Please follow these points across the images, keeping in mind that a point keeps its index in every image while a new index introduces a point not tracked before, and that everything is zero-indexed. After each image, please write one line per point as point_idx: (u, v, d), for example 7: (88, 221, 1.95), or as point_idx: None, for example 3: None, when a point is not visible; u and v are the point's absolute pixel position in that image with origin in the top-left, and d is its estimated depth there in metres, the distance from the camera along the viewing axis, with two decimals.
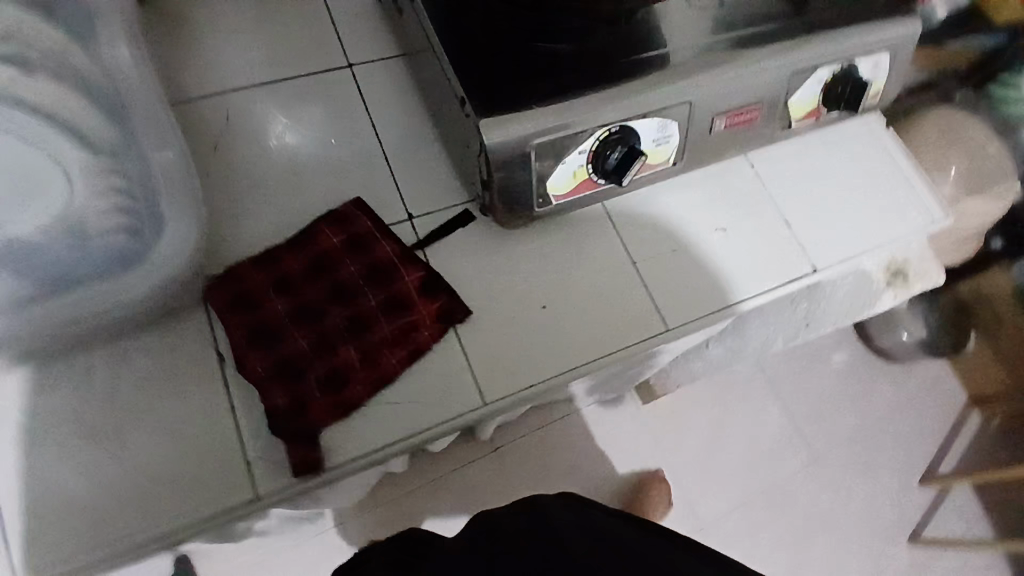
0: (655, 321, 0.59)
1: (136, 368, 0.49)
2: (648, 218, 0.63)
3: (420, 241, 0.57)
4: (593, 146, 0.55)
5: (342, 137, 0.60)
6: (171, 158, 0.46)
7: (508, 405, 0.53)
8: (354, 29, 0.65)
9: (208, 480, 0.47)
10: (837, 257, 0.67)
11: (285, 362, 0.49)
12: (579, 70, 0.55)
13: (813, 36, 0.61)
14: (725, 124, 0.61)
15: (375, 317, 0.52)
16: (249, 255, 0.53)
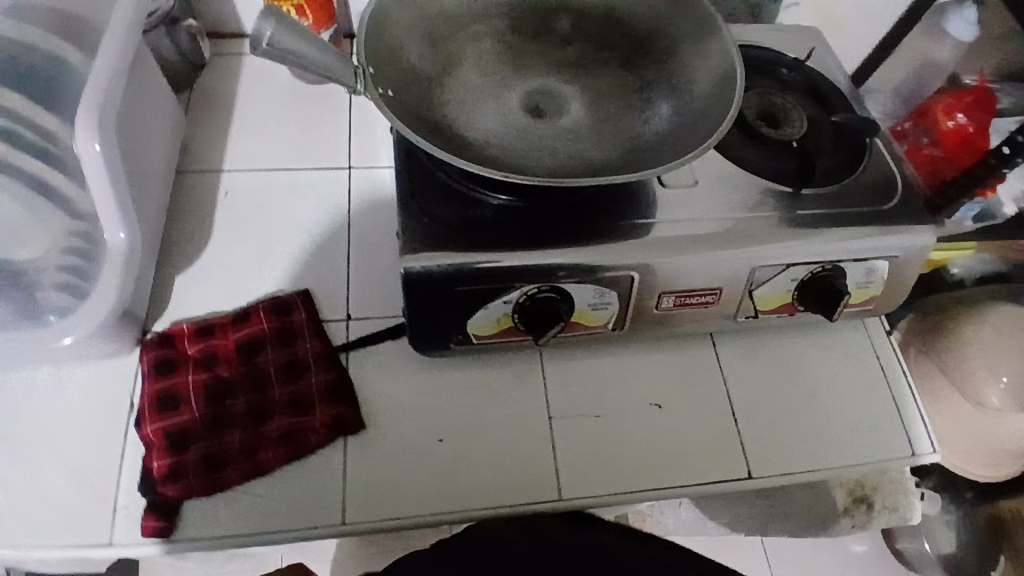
0: (550, 485, 0.57)
1: (58, 397, 0.55)
2: (580, 374, 0.63)
3: (348, 343, 0.60)
4: (519, 298, 0.56)
5: (316, 231, 0.66)
6: (120, 238, 0.50)
7: (369, 530, 0.54)
8: (366, 136, 0.72)
9: (67, 517, 0.50)
10: (779, 466, 0.62)
11: (174, 431, 0.53)
12: (533, 225, 0.56)
13: (787, 237, 0.60)
14: (675, 303, 0.60)
15: (273, 408, 0.55)
16: (191, 321, 0.59)
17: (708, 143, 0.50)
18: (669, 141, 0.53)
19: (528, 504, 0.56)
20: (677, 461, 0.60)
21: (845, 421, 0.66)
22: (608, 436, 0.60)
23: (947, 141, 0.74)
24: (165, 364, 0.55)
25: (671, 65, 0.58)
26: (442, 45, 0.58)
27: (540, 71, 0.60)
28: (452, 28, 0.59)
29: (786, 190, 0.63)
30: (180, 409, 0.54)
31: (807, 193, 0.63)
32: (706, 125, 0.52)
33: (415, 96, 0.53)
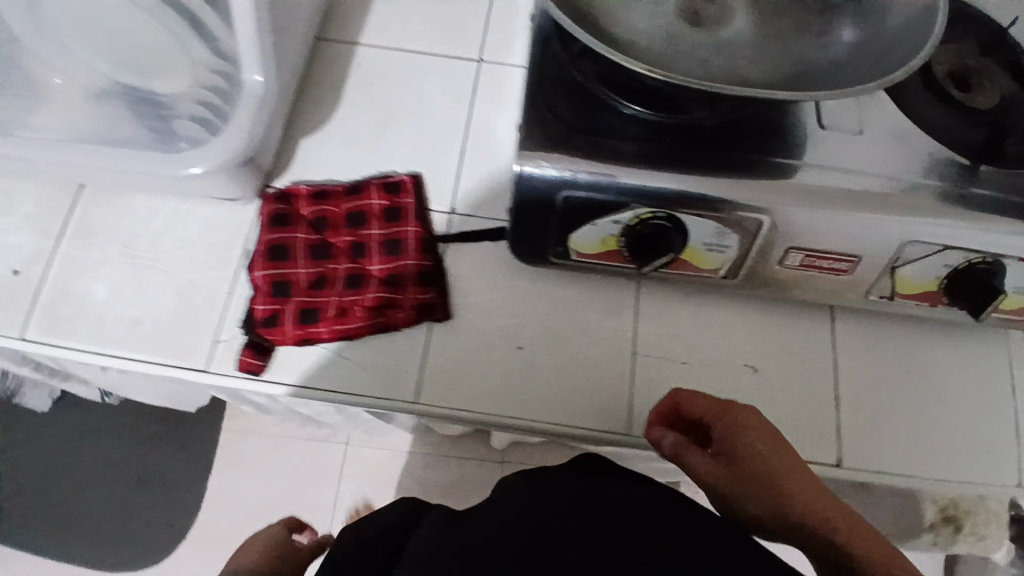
0: (620, 417, 0.56)
1: (187, 230, 0.60)
2: (676, 314, 0.59)
3: (447, 234, 0.60)
4: (630, 222, 0.52)
5: (433, 119, 0.65)
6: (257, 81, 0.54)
7: (436, 414, 0.55)
8: (501, 31, 0.69)
9: (181, 337, 0.56)
10: (870, 463, 0.57)
11: (279, 280, 0.55)
12: (663, 141, 0.52)
13: (954, 209, 0.51)
14: (803, 262, 0.54)
15: (369, 280, 0.56)
16: (308, 183, 0.60)
17: (892, 76, 0.44)
18: (839, 71, 0.47)
19: (595, 431, 0.55)
20: None
21: (958, 434, 0.58)
22: (691, 385, 0.57)
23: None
24: (279, 218, 0.58)
25: None
26: None
27: None
28: None
29: (964, 159, 0.54)
30: (287, 261, 0.56)
31: (990, 168, 0.54)
32: (887, 61, 0.46)
33: None
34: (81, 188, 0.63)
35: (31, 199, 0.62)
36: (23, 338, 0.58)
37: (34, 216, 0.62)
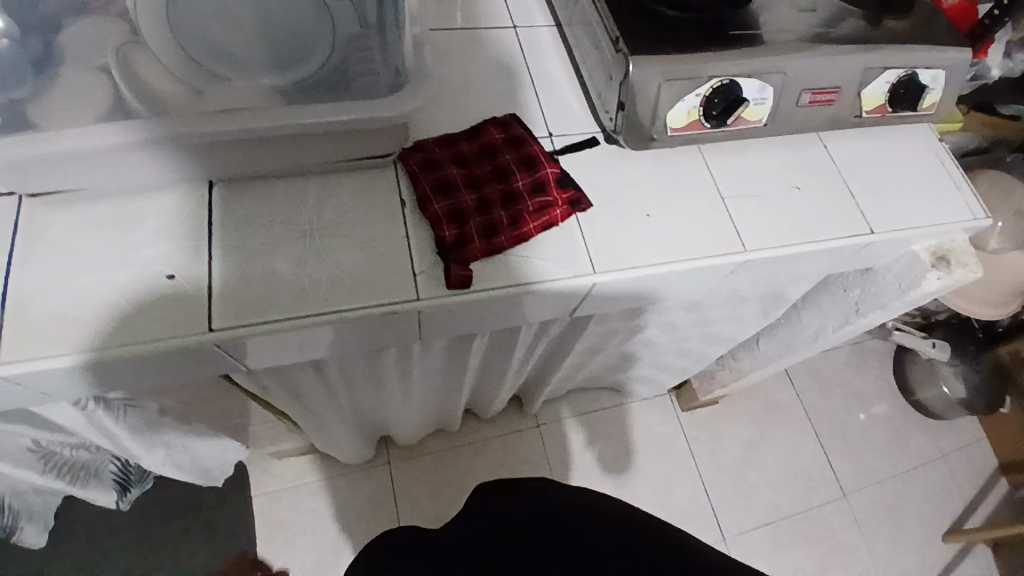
0: (733, 242, 0.72)
1: (341, 199, 0.66)
2: (737, 163, 0.77)
3: (557, 151, 0.73)
4: (708, 91, 0.69)
5: (500, 73, 0.77)
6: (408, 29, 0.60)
7: (612, 278, 0.67)
8: (520, 2, 0.83)
9: (380, 280, 0.62)
10: (891, 225, 0.79)
11: (455, 208, 0.64)
12: (706, 34, 0.70)
13: (884, 42, 0.76)
14: (809, 100, 0.75)
15: (523, 192, 0.67)
16: (433, 136, 0.70)
17: None
18: None
19: (722, 256, 0.71)
20: (818, 224, 0.76)
21: (926, 196, 0.82)
22: (767, 208, 0.75)
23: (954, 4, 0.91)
24: (429, 164, 0.67)
25: None
26: None
27: None
28: None
29: (868, 16, 0.79)
30: (454, 193, 0.65)
31: (887, 19, 0.79)
32: None
33: None
34: (210, 186, 0.65)
35: (162, 209, 0.64)
36: (212, 328, 0.59)
37: (170, 222, 0.63)
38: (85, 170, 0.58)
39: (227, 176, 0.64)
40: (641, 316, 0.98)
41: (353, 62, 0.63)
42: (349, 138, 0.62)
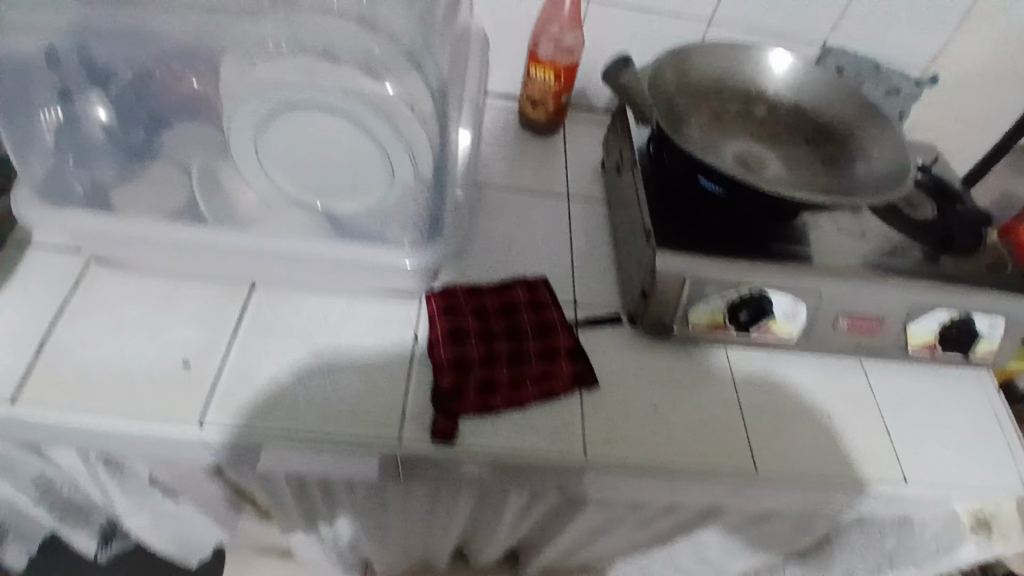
0: (743, 458, 0.67)
1: (359, 325, 0.69)
2: (763, 374, 0.74)
3: (577, 322, 0.74)
4: (733, 297, 0.69)
5: (543, 236, 0.81)
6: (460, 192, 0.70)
7: (603, 467, 0.64)
8: (581, 175, 0.90)
9: (369, 412, 0.63)
10: (931, 478, 0.71)
11: (460, 358, 0.66)
12: (741, 243, 0.71)
13: (937, 281, 0.74)
14: (848, 325, 0.73)
15: (530, 356, 0.67)
16: (462, 284, 0.74)
17: (899, 192, 0.64)
18: (863, 189, 0.67)
19: (728, 472, 0.66)
20: (845, 460, 0.70)
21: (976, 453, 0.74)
22: (787, 428, 0.71)
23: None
24: (449, 309, 0.70)
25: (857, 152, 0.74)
26: (679, 106, 0.75)
27: (744, 136, 0.78)
28: (688, 98, 0.77)
29: (925, 250, 0.79)
30: (463, 343, 0.67)
31: (945, 256, 0.78)
32: (888, 187, 0.66)
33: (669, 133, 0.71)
34: (252, 287, 0.71)
35: (206, 297, 0.69)
36: (201, 423, 0.61)
37: (203, 312, 0.68)
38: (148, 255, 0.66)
39: (267, 282, 0.70)
40: (649, 509, 0.90)
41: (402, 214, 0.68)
42: (381, 272, 0.66)
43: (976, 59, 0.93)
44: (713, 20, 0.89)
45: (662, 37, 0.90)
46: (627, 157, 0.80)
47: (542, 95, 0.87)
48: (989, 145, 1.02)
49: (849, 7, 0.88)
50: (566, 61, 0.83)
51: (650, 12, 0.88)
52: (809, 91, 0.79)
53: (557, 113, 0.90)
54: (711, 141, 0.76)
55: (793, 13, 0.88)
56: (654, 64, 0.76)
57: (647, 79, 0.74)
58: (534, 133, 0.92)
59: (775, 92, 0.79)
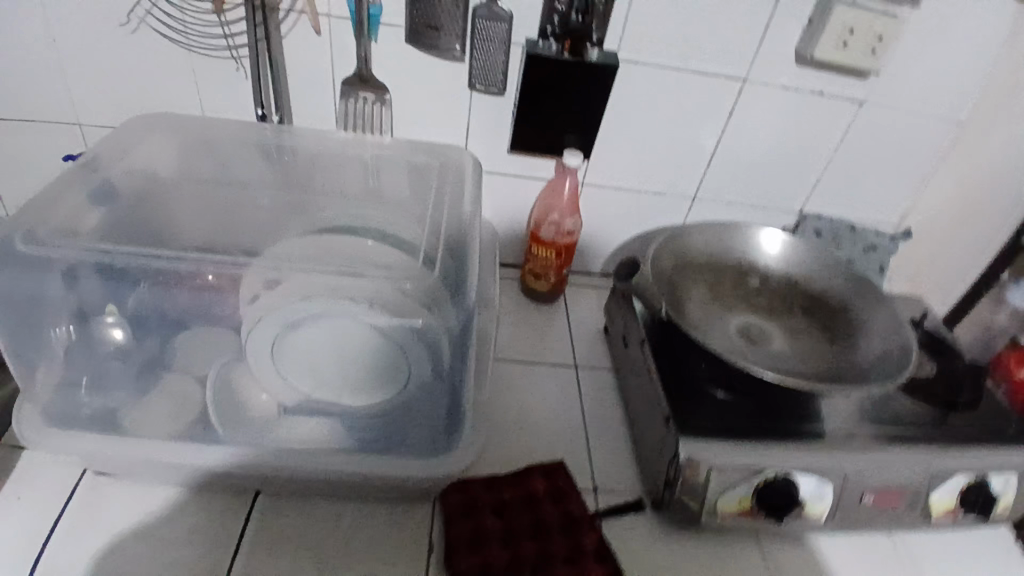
0: None
1: (370, 536, 0.65)
2: (795, 557, 0.71)
3: (598, 511, 0.70)
4: (761, 480, 0.67)
5: (555, 413, 0.80)
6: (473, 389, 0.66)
7: None
8: (586, 342, 0.90)
9: None
10: None
11: (482, 568, 0.61)
12: (754, 423, 0.71)
13: (955, 444, 0.73)
14: (873, 500, 0.70)
15: (556, 558, 0.63)
16: (476, 475, 0.71)
17: (901, 378, 0.64)
18: (866, 375, 0.67)
19: None
20: None
21: None
22: None
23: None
24: (468, 507, 0.65)
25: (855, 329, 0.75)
26: (677, 287, 0.77)
27: (741, 310, 0.80)
28: (685, 277, 0.80)
29: (934, 412, 0.79)
30: (483, 548, 0.62)
31: (954, 414, 0.79)
32: (888, 370, 0.67)
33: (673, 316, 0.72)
34: (256, 496, 0.66)
35: (206, 512, 0.64)
36: None
37: (200, 531, 0.63)
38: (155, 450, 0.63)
39: (272, 491, 0.66)
40: None
41: (416, 410, 0.64)
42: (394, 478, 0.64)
43: (937, 215, 1.01)
44: (697, 194, 0.95)
45: (651, 209, 0.96)
46: (632, 330, 0.80)
47: (545, 269, 0.90)
48: None
49: (820, 179, 0.95)
50: (566, 240, 0.86)
51: (638, 190, 0.94)
52: (801, 266, 0.82)
53: (559, 283, 0.93)
54: (711, 317, 0.78)
55: (770, 187, 0.95)
56: (651, 246, 0.79)
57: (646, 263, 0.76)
58: (536, 301, 0.95)
59: (770, 263, 0.83)
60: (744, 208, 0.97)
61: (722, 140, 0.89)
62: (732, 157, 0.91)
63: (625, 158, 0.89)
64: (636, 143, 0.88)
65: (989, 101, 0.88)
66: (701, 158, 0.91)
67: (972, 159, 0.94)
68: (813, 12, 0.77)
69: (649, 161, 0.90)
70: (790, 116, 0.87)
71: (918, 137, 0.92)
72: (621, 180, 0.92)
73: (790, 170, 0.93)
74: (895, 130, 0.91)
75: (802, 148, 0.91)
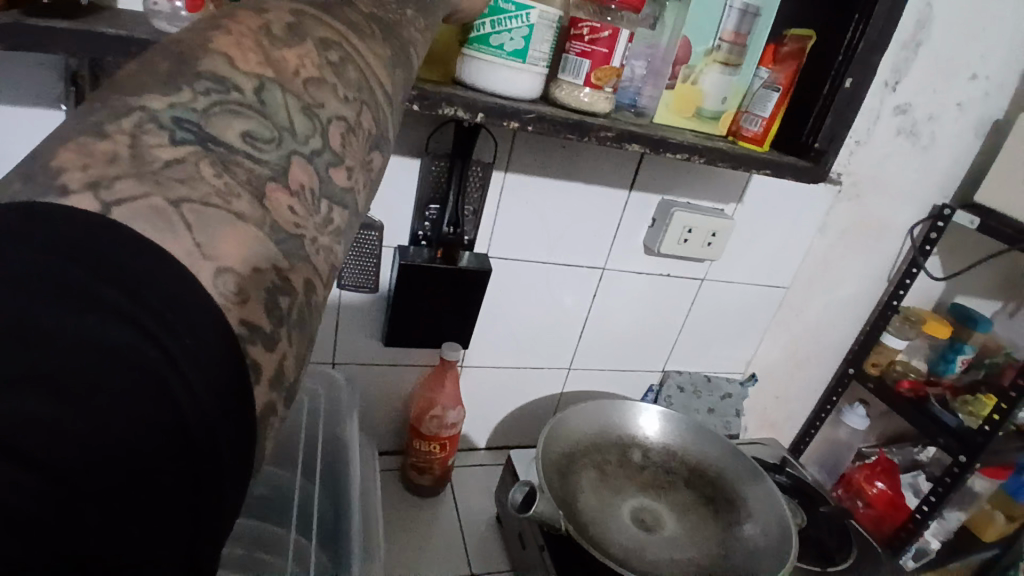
0: None
1: None
2: None
3: None
4: None
5: None
6: None
7: None
8: (476, 539, 0.83)
9: None
10: None
11: None
12: None
13: None
14: None
15: None
16: None
17: (785, 566, 0.66)
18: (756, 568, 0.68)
19: None
20: None
21: None
22: None
23: (877, 504, 1.13)
24: None
25: (734, 502, 0.78)
26: (569, 478, 0.76)
27: (633, 490, 0.80)
28: (574, 464, 0.78)
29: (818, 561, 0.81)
30: None
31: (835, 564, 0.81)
32: (772, 560, 0.68)
33: (569, 518, 0.69)
34: None
35: None
36: None
37: None
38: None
39: None
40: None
41: None
42: None
43: (775, 360, 1.14)
44: (571, 362, 0.99)
45: (530, 378, 0.97)
46: (529, 529, 0.73)
47: (428, 463, 0.83)
48: (806, 412, 1.22)
49: (676, 341, 1.04)
50: (451, 432, 0.82)
51: (515, 366, 0.95)
52: (679, 437, 0.86)
53: (444, 475, 0.85)
54: (605, 503, 0.76)
55: (638, 349, 1.02)
56: (542, 436, 0.76)
57: (538, 457, 0.74)
58: (417, 494, 0.86)
59: (647, 437, 0.85)
60: (617, 370, 1.03)
61: (588, 316, 0.94)
62: (600, 330, 0.97)
63: (501, 337, 0.91)
64: (511, 324, 0.90)
65: (806, 271, 1.04)
66: (574, 330, 0.95)
67: (799, 309, 1.09)
68: (655, 213, 0.87)
69: (525, 337, 0.93)
70: (647, 291, 0.95)
71: (755, 302, 1.05)
72: (501, 355, 0.93)
73: (652, 335, 1.02)
74: (733, 298, 1.03)
75: (659, 316, 0.99)
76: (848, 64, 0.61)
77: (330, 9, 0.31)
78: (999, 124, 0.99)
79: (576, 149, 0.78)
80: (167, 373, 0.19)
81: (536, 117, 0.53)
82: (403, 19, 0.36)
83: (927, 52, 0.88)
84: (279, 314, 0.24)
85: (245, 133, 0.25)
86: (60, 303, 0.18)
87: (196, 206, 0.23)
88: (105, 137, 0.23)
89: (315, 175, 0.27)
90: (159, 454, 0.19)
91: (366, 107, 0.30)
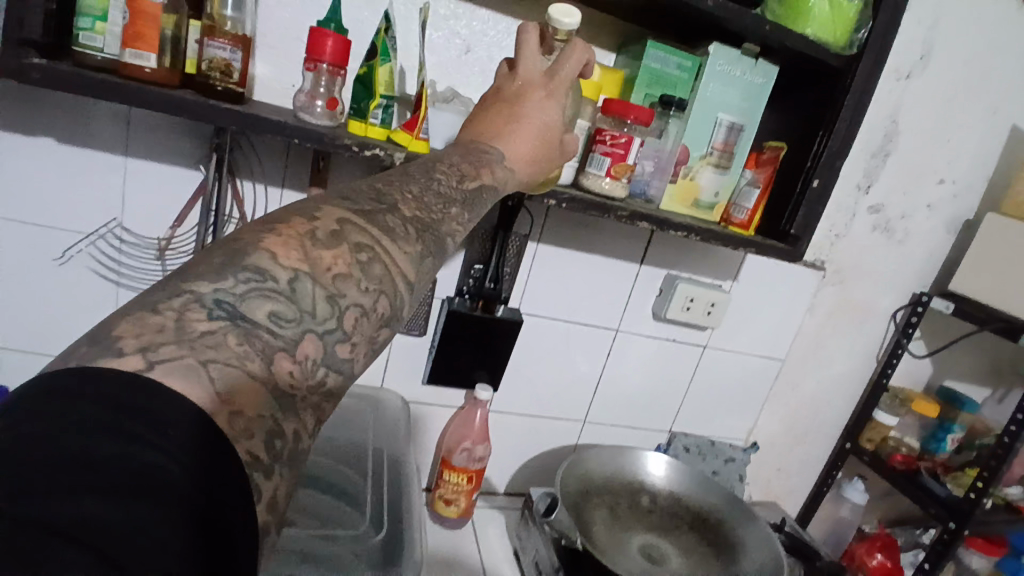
0: None
1: None
2: None
3: None
4: None
5: None
6: None
7: None
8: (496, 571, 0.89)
9: None
10: None
11: None
12: None
13: None
14: None
15: None
16: None
17: None
18: None
19: None
20: None
21: None
22: None
23: None
24: None
25: (733, 545, 0.86)
26: (584, 511, 0.85)
27: (641, 530, 0.88)
28: (589, 500, 0.88)
29: None
30: None
31: None
32: None
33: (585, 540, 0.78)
34: None
35: None
36: None
37: None
38: (481, 180, 0.53)
39: None
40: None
41: None
42: None
43: (775, 431, 1.23)
44: (586, 416, 1.09)
45: (549, 429, 1.08)
46: (544, 554, 0.82)
47: (455, 495, 0.92)
48: (808, 484, 1.29)
49: (682, 404, 1.15)
50: (477, 467, 0.93)
51: (537, 417, 1.06)
52: (683, 486, 0.95)
53: (468, 508, 0.94)
54: (616, 535, 0.85)
55: (645, 409, 1.13)
56: (561, 470, 0.87)
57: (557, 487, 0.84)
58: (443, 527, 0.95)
59: (654, 483, 0.95)
60: (628, 428, 1.13)
61: (602, 376, 1.07)
62: (613, 389, 1.08)
63: (526, 389, 1.03)
64: (537, 379, 1.03)
65: (799, 347, 1.16)
66: (590, 386, 1.07)
67: (795, 383, 1.20)
68: (662, 285, 1.02)
69: (547, 390, 1.05)
70: (658, 354, 1.08)
71: (754, 372, 1.16)
72: (525, 406, 1.04)
73: (660, 397, 1.13)
74: (733, 368, 1.14)
75: (667, 378, 1.11)
76: (815, 167, 0.78)
77: (370, 217, 0.40)
78: (968, 224, 1.16)
79: (597, 229, 0.94)
80: (190, 500, 0.27)
81: (569, 198, 0.70)
82: (446, 216, 0.46)
83: (891, 164, 1.06)
84: (274, 451, 0.32)
85: (271, 313, 0.33)
86: (103, 437, 0.27)
87: (219, 364, 0.31)
88: (160, 314, 0.31)
89: (321, 349, 0.35)
90: (170, 539, 0.26)
91: (383, 295, 0.38)
